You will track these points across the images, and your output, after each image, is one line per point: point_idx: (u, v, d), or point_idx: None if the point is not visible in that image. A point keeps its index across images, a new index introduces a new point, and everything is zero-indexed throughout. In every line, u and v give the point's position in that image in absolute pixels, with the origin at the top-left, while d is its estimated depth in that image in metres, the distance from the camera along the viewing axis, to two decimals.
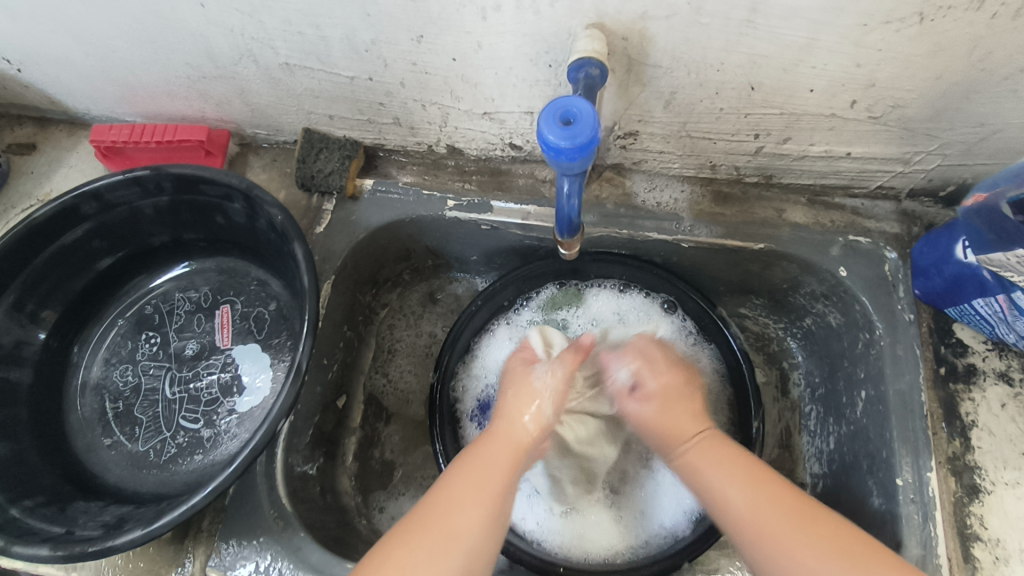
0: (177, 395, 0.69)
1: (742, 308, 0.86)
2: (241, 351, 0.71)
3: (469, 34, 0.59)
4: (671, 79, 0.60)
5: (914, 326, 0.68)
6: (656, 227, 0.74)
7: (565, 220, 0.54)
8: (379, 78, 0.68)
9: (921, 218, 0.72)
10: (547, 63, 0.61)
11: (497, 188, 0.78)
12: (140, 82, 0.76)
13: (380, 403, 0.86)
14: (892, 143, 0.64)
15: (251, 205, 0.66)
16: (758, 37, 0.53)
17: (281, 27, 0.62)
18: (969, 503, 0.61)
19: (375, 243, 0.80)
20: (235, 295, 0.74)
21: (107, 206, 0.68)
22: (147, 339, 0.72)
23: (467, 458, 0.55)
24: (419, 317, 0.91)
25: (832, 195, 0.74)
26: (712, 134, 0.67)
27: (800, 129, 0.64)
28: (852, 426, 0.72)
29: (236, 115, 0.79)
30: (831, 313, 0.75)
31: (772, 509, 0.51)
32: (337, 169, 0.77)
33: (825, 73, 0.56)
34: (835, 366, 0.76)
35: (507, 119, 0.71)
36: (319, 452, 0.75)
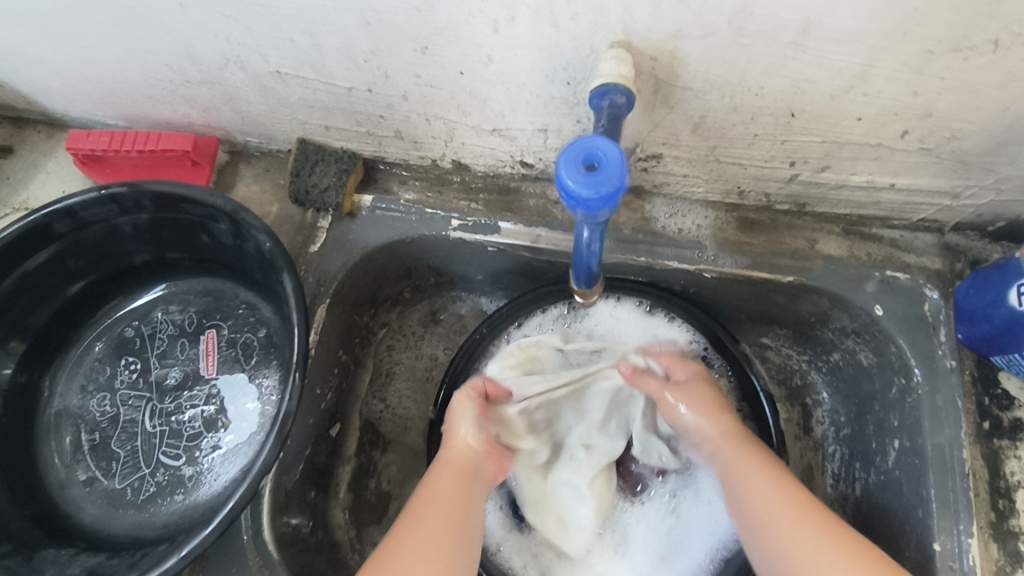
0: (156, 428, 0.64)
1: (764, 337, 0.79)
2: (226, 382, 0.65)
3: (479, 47, 0.53)
4: (702, 102, 0.54)
5: (956, 373, 0.62)
6: (677, 256, 0.68)
7: (585, 264, 0.49)
8: (379, 90, 0.62)
9: (965, 254, 0.67)
10: (565, 81, 0.55)
11: (505, 208, 0.73)
12: (121, 86, 0.70)
13: (376, 430, 0.81)
14: (942, 176, 0.58)
15: (238, 229, 0.61)
16: (805, 61, 0.47)
17: (272, 34, 0.56)
18: (1012, 573, 0.57)
19: (374, 263, 0.75)
20: (222, 319, 0.68)
21: (82, 224, 0.62)
22: (127, 366, 0.67)
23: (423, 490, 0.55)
24: (420, 339, 0.86)
25: (868, 225, 0.69)
26: (743, 160, 0.61)
27: (841, 158, 0.58)
28: (882, 476, 0.67)
29: (225, 123, 0.73)
30: (862, 351, 0.69)
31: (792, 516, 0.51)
32: (334, 184, 0.72)
33: (876, 102, 0.50)
34: (864, 408, 0.71)
35: (519, 136, 0.65)
36: (310, 487, 0.70)
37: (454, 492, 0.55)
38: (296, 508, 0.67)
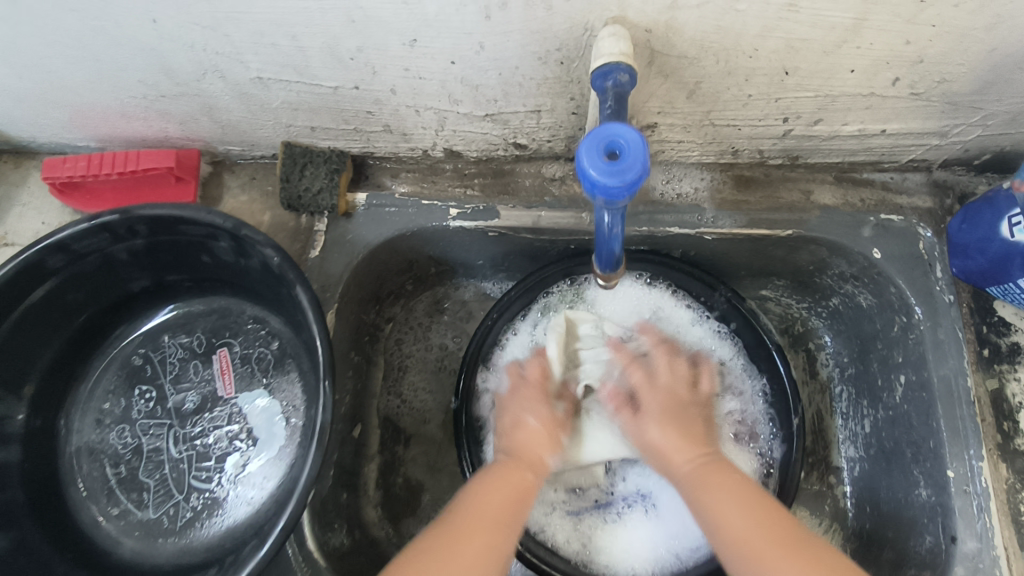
0: (183, 454, 0.64)
1: (763, 289, 0.81)
2: (248, 400, 0.65)
3: (470, 35, 0.51)
4: (697, 69, 0.54)
5: (955, 307, 0.65)
6: (677, 221, 0.69)
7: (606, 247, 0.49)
8: (366, 86, 0.60)
9: (953, 189, 0.69)
10: (558, 61, 0.54)
11: (502, 190, 0.72)
12: (91, 107, 0.67)
13: (396, 425, 0.82)
14: (931, 118, 0.60)
15: (239, 244, 0.60)
16: (800, 20, 0.48)
17: (251, 40, 0.54)
18: (1021, 489, 0.61)
19: (376, 260, 0.74)
20: (233, 336, 0.68)
21: (76, 256, 0.60)
22: (142, 395, 0.66)
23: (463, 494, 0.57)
24: (427, 330, 0.86)
25: (859, 171, 0.70)
26: (738, 121, 0.62)
27: (834, 110, 0.59)
28: (890, 411, 0.70)
29: (205, 133, 0.71)
30: (861, 294, 0.72)
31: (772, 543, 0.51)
32: (326, 186, 0.70)
33: (869, 53, 0.51)
34: (866, 346, 0.74)
35: (512, 119, 0.64)
36: (342, 488, 0.71)
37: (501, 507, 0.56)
38: (332, 514, 0.68)
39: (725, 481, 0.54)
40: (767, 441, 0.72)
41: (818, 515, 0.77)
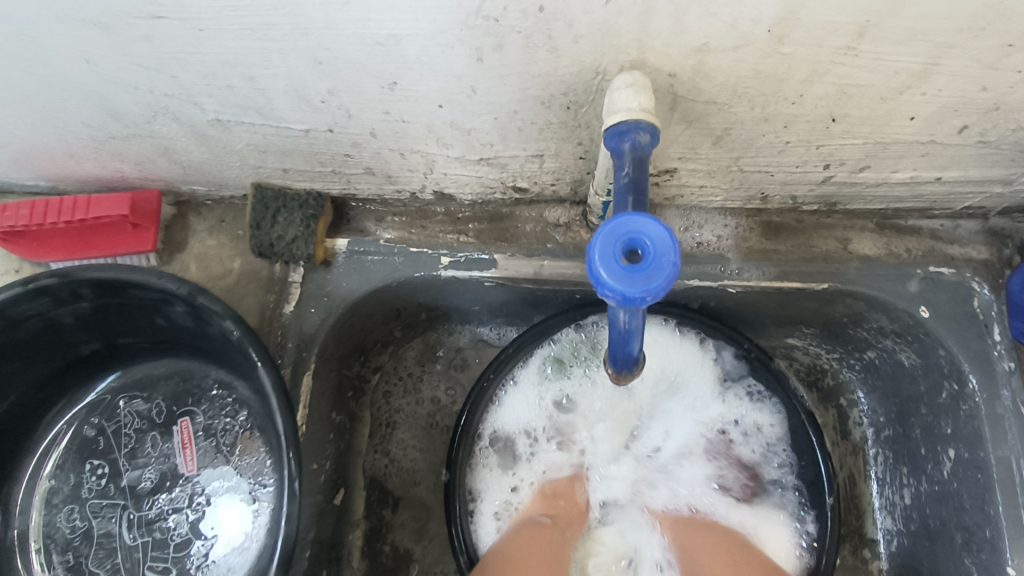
0: (137, 541, 0.56)
1: (789, 338, 0.72)
2: (211, 478, 0.58)
3: (459, 78, 0.43)
4: (727, 116, 0.46)
5: (1016, 375, 0.57)
6: (698, 273, 0.61)
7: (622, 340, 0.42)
8: (342, 129, 0.52)
9: (1012, 237, 0.61)
10: (564, 106, 0.46)
11: (500, 237, 0.64)
12: (33, 147, 0.59)
13: (384, 487, 0.74)
14: (997, 166, 0.52)
15: (196, 311, 0.52)
16: (858, 65, 0.39)
17: (203, 82, 0.46)
18: None
19: (358, 313, 0.66)
20: (196, 403, 0.60)
21: (10, 324, 0.53)
22: (93, 471, 0.59)
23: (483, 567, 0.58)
24: (418, 380, 0.78)
25: (904, 217, 0.62)
26: (771, 167, 0.54)
27: (884, 158, 0.51)
28: (937, 486, 0.62)
29: (165, 174, 0.63)
30: (903, 352, 0.64)
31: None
32: (301, 233, 0.63)
33: (936, 100, 0.43)
34: (907, 408, 0.66)
35: (510, 163, 0.56)
36: (322, 567, 0.64)
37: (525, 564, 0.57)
38: None
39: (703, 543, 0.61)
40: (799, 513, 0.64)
41: None
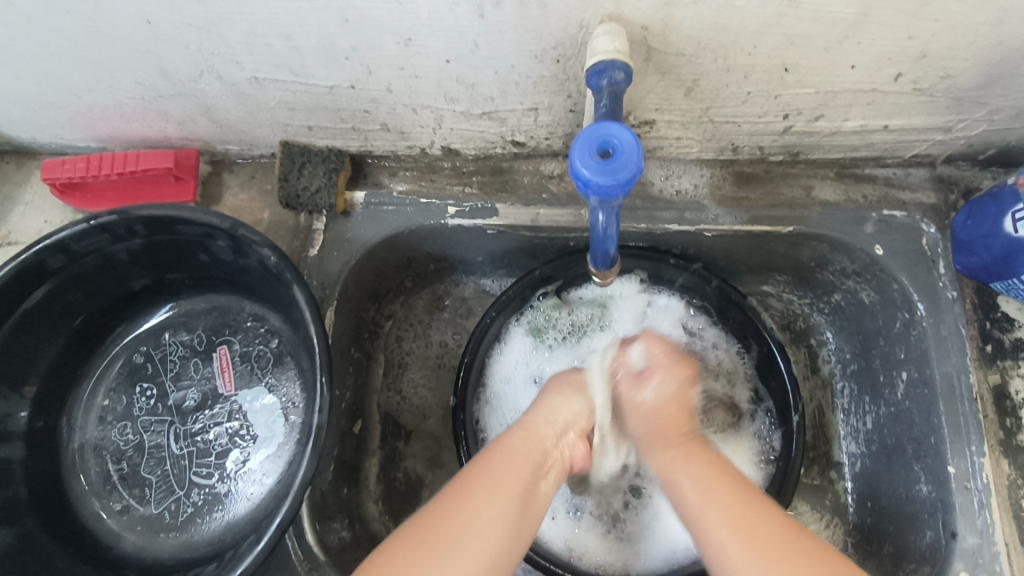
0: (184, 450, 0.64)
1: (764, 286, 0.80)
2: (247, 397, 0.66)
3: (464, 34, 0.51)
4: (695, 66, 0.53)
5: (957, 303, 0.64)
6: (678, 218, 0.68)
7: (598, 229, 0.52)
8: (362, 85, 0.60)
9: (958, 184, 0.68)
10: (554, 59, 0.54)
11: (501, 188, 0.72)
12: (90, 108, 0.67)
13: (397, 421, 0.82)
14: (935, 113, 0.59)
15: (237, 244, 0.60)
16: (800, 17, 0.47)
17: (245, 41, 0.54)
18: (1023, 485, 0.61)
19: (374, 258, 0.74)
20: (233, 334, 0.68)
21: (75, 257, 0.61)
22: (143, 392, 0.67)
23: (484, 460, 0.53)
24: (427, 327, 0.85)
25: (861, 166, 0.69)
26: (737, 118, 0.61)
27: (835, 107, 0.59)
28: (892, 407, 0.69)
29: (204, 133, 0.71)
30: (864, 290, 0.71)
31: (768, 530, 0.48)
32: (324, 185, 0.70)
33: (870, 49, 0.50)
34: (868, 342, 0.73)
35: (509, 117, 0.64)
36: (343, 484, 0.71)
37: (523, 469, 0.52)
38: (332, 509, 0.68)
39: (700, 468, 0.54)
40: (767, 430, 0.73)
41: (819, 510, 0.76)
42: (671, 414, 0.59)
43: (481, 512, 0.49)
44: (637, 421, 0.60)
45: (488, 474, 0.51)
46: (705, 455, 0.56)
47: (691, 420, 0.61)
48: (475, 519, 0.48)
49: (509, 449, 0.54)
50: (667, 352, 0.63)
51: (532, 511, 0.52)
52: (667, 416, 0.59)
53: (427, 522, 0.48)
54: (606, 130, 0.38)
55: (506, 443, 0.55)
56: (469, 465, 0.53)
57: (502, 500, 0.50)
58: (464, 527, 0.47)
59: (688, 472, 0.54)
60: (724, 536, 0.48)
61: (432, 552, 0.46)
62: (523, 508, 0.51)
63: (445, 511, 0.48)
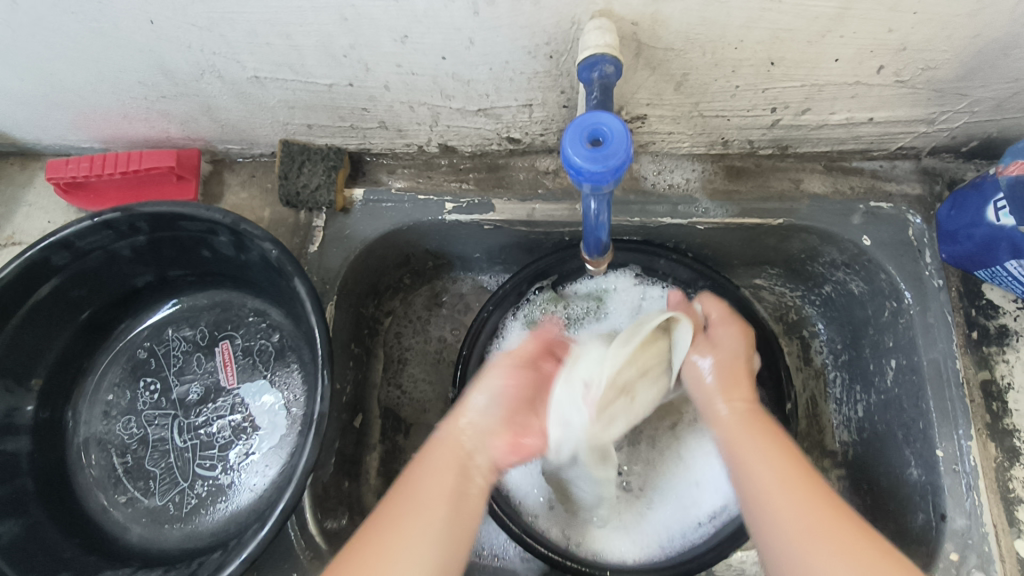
0: (188, 443, 0.66)
1: (757, 279, 0.81)
2: (250, 390, 0.67)
3: (460, 31, 0.53)
4: (684, 61, 0.55)
5: (943, 291, 0.66)
6: (670, 211, 0.70)
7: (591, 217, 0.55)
8: (361, 83, 0.62)
9: (942, 176, 0.70)
10: (547, 55, 0.55)
11: (497, 184, 0.73)
12: (94, 108, 0.69)
13: (396, 416, 0.83)
14: (918, 105, 0.61)
15: (239, 239, 0.62)
16: (784, 11, 0.49)
17: (247, 40, 0.56)
18: (1009, 467, 0.62)
19: (373, 254, 0.75)
20: (235, 329, 0.70)
21: (80, 253, 0.62)
22: (147, 387, 0.68)
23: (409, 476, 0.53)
24: (426, 323, 0.87)
25: (848, 159, 0.71)
26: (726, 112, 0.63)
27: (821, 100, 0.60)
28: (882, 395, 0.71)
29: (205, 133, 0.72)
30: (853, 281, 0.72)
31: (806, 489, 0.48)
32: (324, 182, 0.72)
33: (853, 42, 0.52)
34: (858, 332, 0.75)
35: (504, 113, 0.65)
36: (344, 477, 0.72)
37: (440, 478, 0.52)
38: (334, 500, 0.69)
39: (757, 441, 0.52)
40: None
41: None
42: (735, 373, 0.59)
43: (408, 527, 0.49)
44: (694, 388, 0.60)
45: (414, 489, 0.52)
46: (774, 428, 0.54)
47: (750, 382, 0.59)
48: (398, 540, 0.48)
49: (427, 461, 0.53)
50: (722, 311, 0.65)
51: (466, 513, 0.51)
52: (732, 374, 0.59)
53: (373, 536, 0.48)
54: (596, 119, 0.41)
55: (423, 457, 0.54)
56: (397, 482, 0.53)
57: (424, 514, 0.50)
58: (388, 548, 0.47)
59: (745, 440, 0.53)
60: (759, 469, 0.50)
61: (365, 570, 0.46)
62: (455, 505, 0.51)
63: (376, 534, 0.49)
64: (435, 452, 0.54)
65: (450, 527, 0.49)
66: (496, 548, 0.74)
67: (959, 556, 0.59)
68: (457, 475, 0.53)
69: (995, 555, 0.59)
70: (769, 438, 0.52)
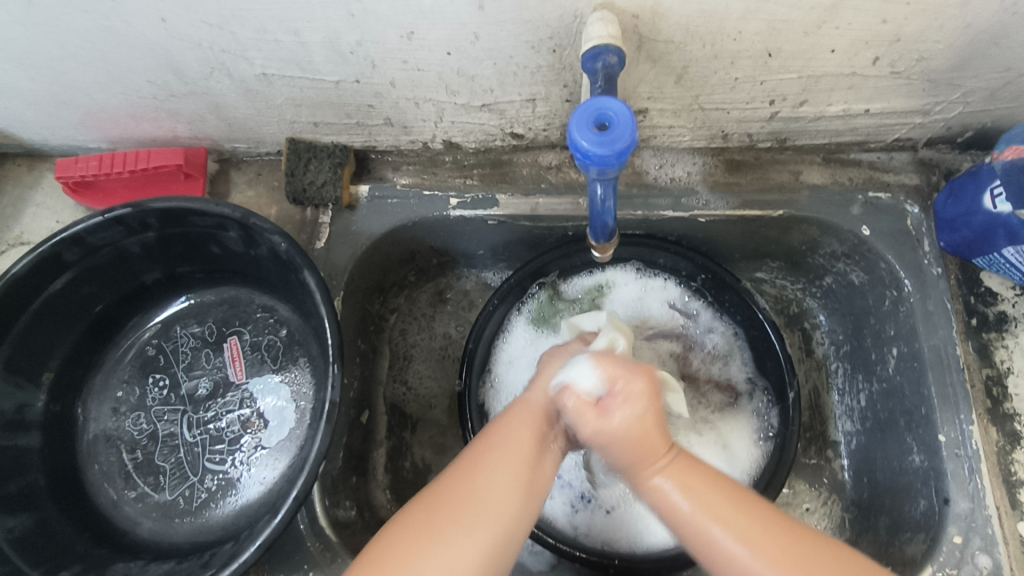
0: (197, 438, 0.66)
1: (758, 272, 0.82)
2: (258, 384, 0.68)
3: (465, 26, 0.54)
4: (684, 54, 0.56)
5: (943, 279, 0.67)
6: (672, 204, 0.71)
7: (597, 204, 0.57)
8: (367, 80, 0.63)
9: (939, 166, 0.71)
10: (550, 49, 0.56)
11: (501, 180, 0.74)
12: (103, 108, 0.69)
13: (402, 412, 0.83)
14: (913, 95, 0.62)
15: (249, 234, 0.62)
16: (780, 2, 0.50)
17: (256, 37, 0.57)
18: (1012, 451, 0.63)
19: (379, 250, 0.76)
20: (243, 325, 0.70)
21: (90, 250, 0.63)
22: (156, 383, 0.68)
23: (488, 436, 0.51)
24: (431, 319, 0.87)
25: (846, 151, 0.72)
26: (726, 104, 0.64)
27: (818, 91, 0.62)
28: (884, 383, 0.72)
29: (212, 132, 0.73)
30: (853, 272, 0.73)
31: (761, 535, 0.44)
32: (330, 178, 0.73)
33: (848, 33, 0.53)
34: (859, 322, 0.75)
35: (508, 109, 0.67)
36: (352, 472, 0.72)
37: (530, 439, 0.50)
38: (342, 494, 0.69)
39: (696, 476, 0.48)
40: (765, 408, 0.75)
41: (816, 487, 0.78)
42: (646, 431, 0.49)
43: (490, 489, 0.46)
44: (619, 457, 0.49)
45: (496, 443, 0.50)
46: (717, 482, 0.47)
47: (665, 429, 0.50)
48: (480, 506, 0.45)
49: (512, 417, 0.52)
50: None
51: (545, 476, 0.50)
52: (641, 442, 0.48)
53: (450, 494, 0.46)
54: (601, 104, 0.43)
55: (508, 418, 0.52)
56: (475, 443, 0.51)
57: (509, 479, 0.47)
58: (469, 513, 0.45)
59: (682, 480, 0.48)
60: (710, 529, 0.45)
61: (439, 536, 0.44)
62: (537, 468, 0.49)
63: (452, 491, 0.46)
64: (523, 410, 0.53)
65: (528, 488, 0.48)
66: None
67: (963, 539, 0.60)
68: (543, 438, 0.51)
69: (999, 538, 0.59)
70: (691, 477, 0.48)
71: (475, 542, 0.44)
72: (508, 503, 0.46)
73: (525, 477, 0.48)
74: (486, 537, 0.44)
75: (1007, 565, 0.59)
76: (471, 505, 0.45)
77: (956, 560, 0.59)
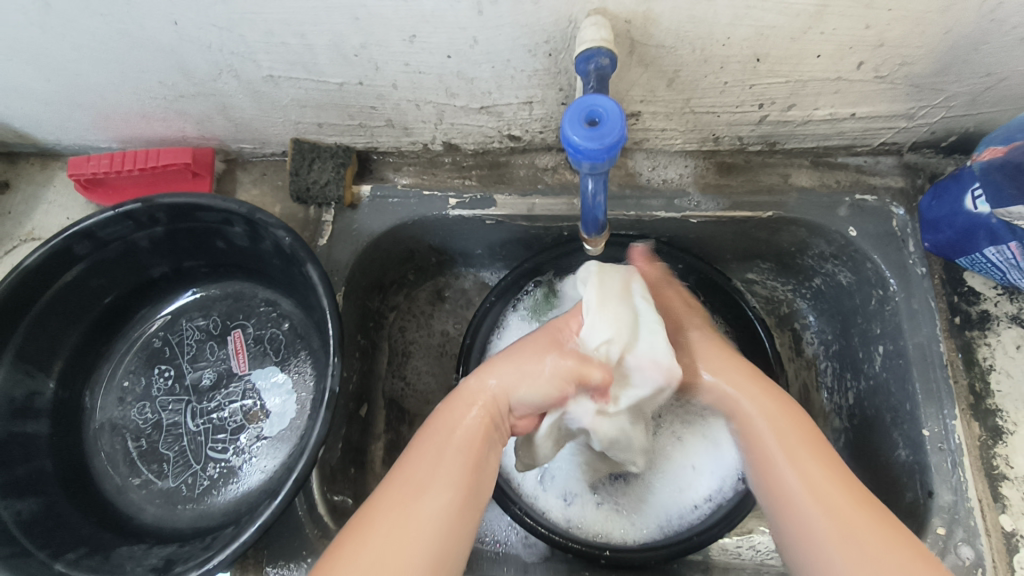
0: (200, 427, 0.68)
1: (749, 273, 0.84)
2: (261, 376, 0.70)
3: (464, 30, 0.56)
4: (675, 58, 0.59)
5: (927, 279, 0.69)
6: (663, 205, 0.73)
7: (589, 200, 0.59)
8: (370, 82, 0.65)
9: (924, 170, 0.73)
10: (546, 53, 0.59)
11: (498, 180, 0.76)
12: (114, 109, 0.72)
13: (401, 407, 0.85)
14: (898, 100, 0.65)
15: (254, 228, 0.65)
16: (767, 8, 0.52)
17: (264, 40, 0.59)
18: (993, 445, 0.64)
19: (380, 248, 0.78)
20: (246, 318, 0.72)
21: (101, 243, 0.65)
22: (161, 373, 0.70)
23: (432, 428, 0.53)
24: (429, 317, 0.89)
25: (833, 155, 0.75)
26: (716, 108, 0.66)
27: (806, 95, 0.64)
28: (871, 380, 0.73)
29: (219, 132, 0.76)
30: (841, 272, 0.75)
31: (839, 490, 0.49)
32: (333, 178, 0.75)
33: (832, 39, 0.56)
34: (847, 322, 0.77)
35: (505, 111, 0.69)
36: (350, 464, 0.74)
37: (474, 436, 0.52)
38: (340, 484, 0.71)
39: (789, 423, 0.54)
40: None
41: None
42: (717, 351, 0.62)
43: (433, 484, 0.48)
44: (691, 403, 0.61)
45: (433, 439, 0.52)
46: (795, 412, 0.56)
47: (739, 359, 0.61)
48: (423, 496, 0.48)
49: (451, 412, 0.54)
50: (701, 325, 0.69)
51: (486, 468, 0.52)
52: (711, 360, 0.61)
53: (394, 497, 0.48)
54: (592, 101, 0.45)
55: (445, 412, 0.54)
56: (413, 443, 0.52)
57: (444, 477, 0.49)
58: (413, 503, 0.47)
59: (776, 423, 0.54)
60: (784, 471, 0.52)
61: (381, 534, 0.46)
62: (477, 463, 0.51)
63: (395, 493, 0.48)
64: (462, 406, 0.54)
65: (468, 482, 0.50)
66: (497, 535, 0.76)
67: (946, 531, 0.61)
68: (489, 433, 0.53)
69: (982, 529, 0.61)
70: (784, 424, 0.54)
71: (418, 541, 0.46)
72: (448, 501, 0.48)
73: (464, 473, 0.50)
74: (424, 536, 0.46)
75: (989, 555, 0.60)
76: (413, 505, 0.47)
77: (939, 550, 0.61)
